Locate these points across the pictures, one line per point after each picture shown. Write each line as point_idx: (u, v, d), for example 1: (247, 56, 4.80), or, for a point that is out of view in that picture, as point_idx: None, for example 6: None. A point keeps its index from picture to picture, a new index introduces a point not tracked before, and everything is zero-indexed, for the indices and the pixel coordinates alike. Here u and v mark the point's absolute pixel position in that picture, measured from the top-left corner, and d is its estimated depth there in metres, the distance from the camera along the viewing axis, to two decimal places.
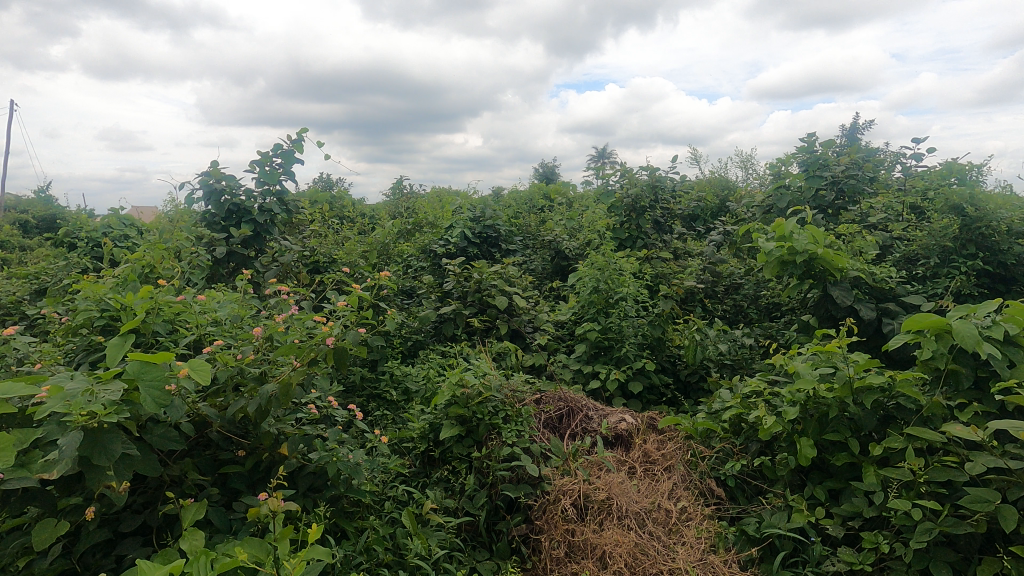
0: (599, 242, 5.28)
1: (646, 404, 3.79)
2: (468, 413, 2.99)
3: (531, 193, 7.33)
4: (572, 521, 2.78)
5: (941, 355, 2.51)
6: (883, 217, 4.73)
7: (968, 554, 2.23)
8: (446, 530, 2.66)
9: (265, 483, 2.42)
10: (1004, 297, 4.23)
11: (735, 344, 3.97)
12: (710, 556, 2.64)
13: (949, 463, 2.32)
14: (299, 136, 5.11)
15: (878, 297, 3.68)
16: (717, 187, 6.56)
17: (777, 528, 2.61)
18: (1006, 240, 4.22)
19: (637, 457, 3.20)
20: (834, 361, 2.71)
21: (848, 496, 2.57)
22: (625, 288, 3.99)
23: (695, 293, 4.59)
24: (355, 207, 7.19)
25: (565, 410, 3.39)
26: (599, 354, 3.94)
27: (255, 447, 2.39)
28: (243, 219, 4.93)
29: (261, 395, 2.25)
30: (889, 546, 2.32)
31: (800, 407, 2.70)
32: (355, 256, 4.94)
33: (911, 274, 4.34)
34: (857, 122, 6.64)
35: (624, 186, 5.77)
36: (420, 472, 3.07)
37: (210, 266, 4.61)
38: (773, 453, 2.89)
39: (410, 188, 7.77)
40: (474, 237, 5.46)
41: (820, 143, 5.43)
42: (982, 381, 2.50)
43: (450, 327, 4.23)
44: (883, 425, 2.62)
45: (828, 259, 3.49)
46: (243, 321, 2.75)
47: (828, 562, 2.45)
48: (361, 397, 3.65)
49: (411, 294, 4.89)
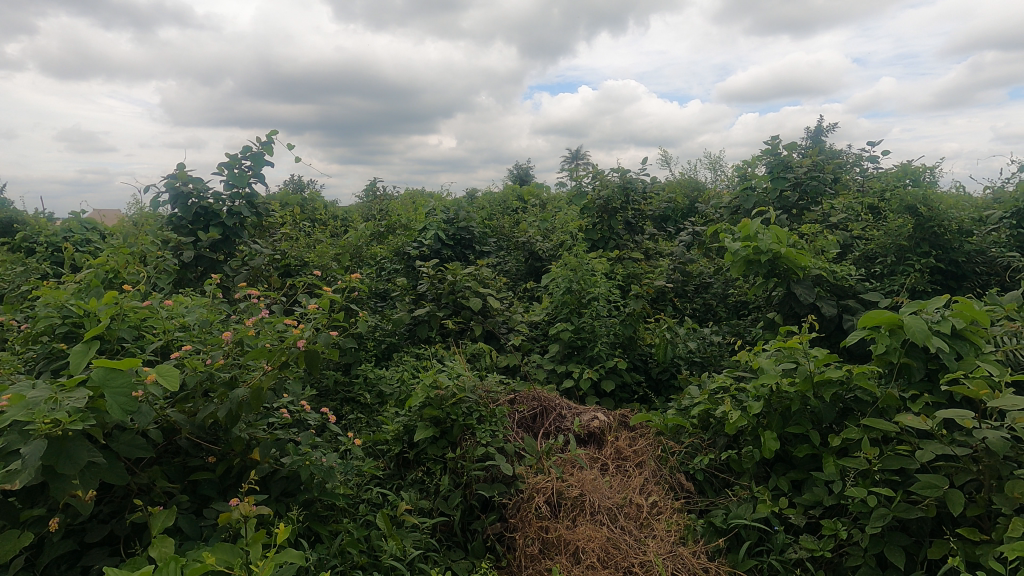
0: (572, 243, 5.35)
1: (618, 401, 3.86)
2: (442, 414, 3.01)
3: (504, 194, 7.37)
4: (546, 518, 2.83)
5: (894, 349, 2.62)
6: (843, 217, 4.90)
7: (920, 538, 2.37)
8: (421, 531, 2.68)
9: (236, 489, 2.39)
10: (955, 293, 4.43)
11: (704, 342, 4.07)
12: (679, 548, 2.71)
13: (902, 451, 2.43)
14: (269, 137, 5.03)
15: (838, 294, 3.81)
16: (687, 188, 6.71)
17: (742, 519, 2.71)
18: (956, 238, 4.46)
19: (609, 454, 3.29)
20: (796, 357, 2.80)
21: (810, 486, 2.67)
22: (597, 288, 4.06)
23: (665, 293, 4.71)
24: (327, 209, 7.13)
25: (538, 409, 3.44)
26: (572, 354, 4.00)
27: (226, 453, 2.37)
28: (212, 222, 4.83)
29: (231, 399, 2.24)
30: (846, 532, 2.42)
31: (764, 401, 2.79)
32: (327, 259, 4.91)
33: (870, 272, 4.51)
34: (820, 125, 6.87)
35: (596, 188, 5.86)
36: (395, 474, 3.07)
37: (178, 270, 4.52)
38: (739, 447, 2.98)
39: (383, 189, 7.72)
40: (447, 239, 5.48)
41: (784, 145, 5.60)
42: (932, 372, 2.62)
43: (425, 329, 4.23)
44: (842, 416, 2.72)
45: (791, 258, 3.60)
46: (212, 327, 2.71)
47: (790, 550, 2.54)
48: (335, 401, 3.66)
49: (385, 297, 4.88)
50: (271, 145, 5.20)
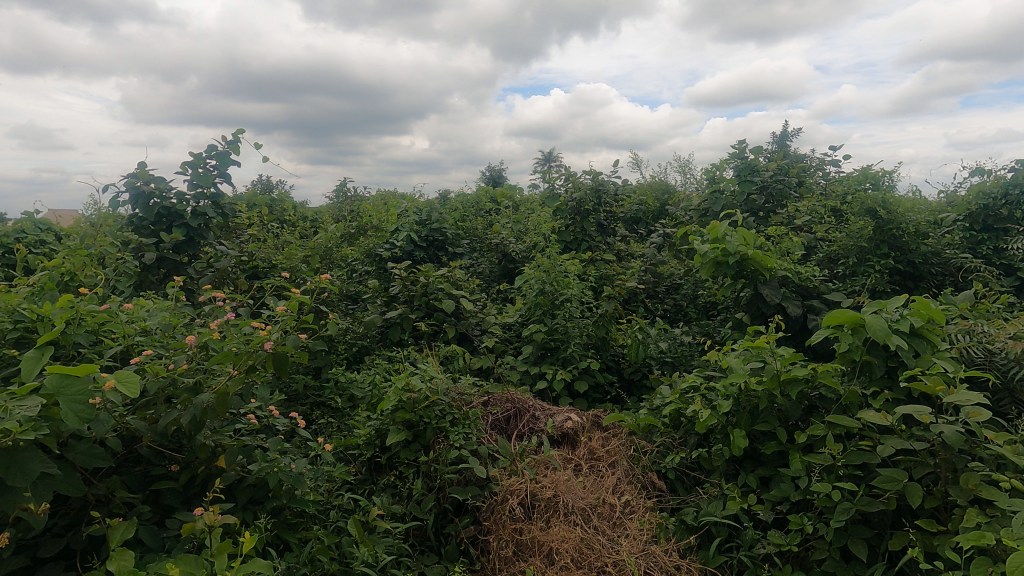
0: (545, 244, 5.36)
1: (591, 402, 3.89)
2: (415, 417, 2.98)
3: (477, 196, 7.35)
4: (520, 520, 2.82)
5: (857, 348, 2.70)
6: (807, 219, 5.04)
7: (881, 530, 2.45)
8: (394, 536, 2.64)
9: (200, 498, 2.32)
10: (913, 293, 4.60)
11: (675, 342, 4.12)
12: (652, 546, 2.74)
13: (864, 447, 2.51)
14: (235, 136, 4.90)
15: (803, 295, 3.91)
16: (658, 191, 6.82)
17: (713, 516, 2.75)
18: (913, 240, 4.63)
19: (582, 454, 3.31)
20: (764, 356, 2.86)
21: (777, 482, 2.73)
22: (570, 289, 4.07)
23: (637, 293, 4.77)
24: (297, 210, 7.01)
25: (512, 411, 3.43)
26: (545, 355, 4.01)
27: (190, 461, 2.29)
28: (175, 223, 4.68)
29: (195, 405, 2.17)
30: (812, 527, 2.48)
31: (733, 400, 2.84)
32: (296, 260, 4.80)
33: (833, 273, 4.64)
34: (785, 130, 7.06)
35: (569, 190, 5.90)
36: (367, 479, 3.03)
37: (138, 273, 4.37)
38: (710, 445, 3.03)
39: (354, 189, 7.62)
40: (420, 241, 5.45)
41: (750, 149, 5.74)
42: (892, 369, 2.71)
43: (397, 332, 4.18)
44: (808, 413, 2.80)
45: (758, 260, 3.69)
46: (175, 331, 2.62)
47: (759, 545, 2.60)
48: (304, 406, 3.59)
49: (356, 299, 4.82)
50: (238, 144, 5.07)
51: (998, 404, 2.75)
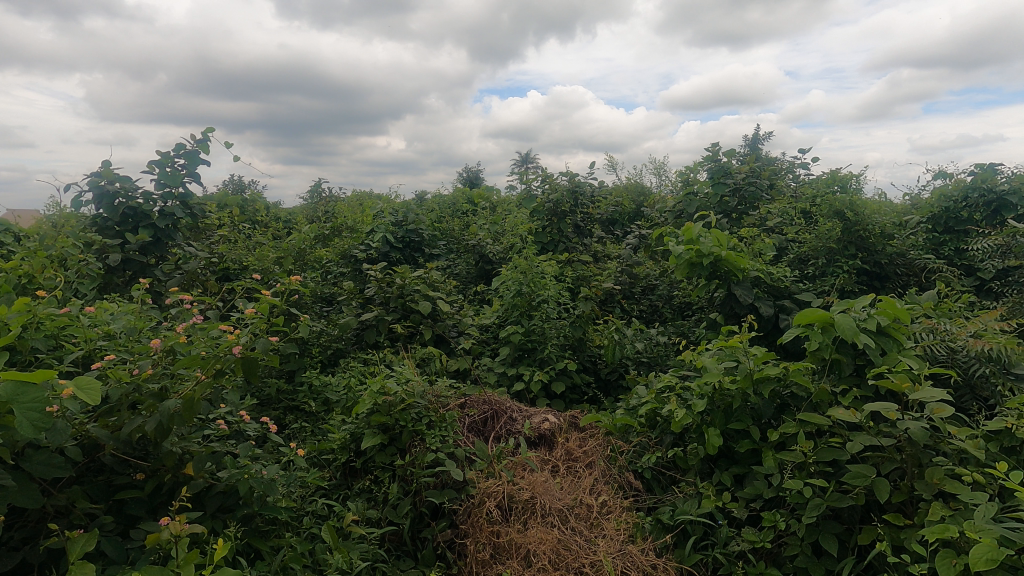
0: (522, 246, 5.36)
1: (568, 403, 3.90)
2: (390, 420, 2.94)
3: (454, 197, 7.32)
4: (497, 522, 2.81)
5: (826, 346, 2.76)
6: (778, 221, 5.13)
7: (851, 525, 2.50)
8: (369, 542, 2.60)
9: (167, 507, 2.25)
10: (879, 293, 4.72)
11: (651, 342, 4.16)
12: (629, 546, 2.75)
13: (834, 443, 2.56)
14: (205, 135, 4.78)
15: (775, 295, 3.98)
16: (633, 193, 6.88)
17: (688, 515, 2.78)
18: (879, 241, 4.76)
19: (559, 455, 3.30)
20: (737, 355, 2.90)
21: (751, 480, 2.77)
22: (547, 291, 4.07)
23: (613, 294, 4.80)
24: (270, 211, 6.87)
25: (489, 412, 3.42)
26: (523, 356, 4.00)
27: (156, 469, 2.22)
28: (141, 223, 4.53)
29: (161, 411, 2.10)
30: (785, 523, 2.53)
31: (707, 399, 2.88)
32: (268, 262, 4.70)
33: (804, 273, 4.74)
34: (757, 133, 7.20)
35: (546, 192, 5.91)
36: (342, 484, 2.99)
37: (102, 275, 4.23)
38: (685, 444, 3.07)
39: (329, 190, 7.51)
40: (396, 242, 5.40)
41: (723, 152, 5.83)
42: (860, 367, 2.77)
43: (373, 334, 4.13)
44: (780, 411, 2.84)
45: (731, 260, 3.74)
46: (140, 335, 2.53)
47: (733, 543, 2.63)
48: (277, 410, 3.52)
49: (331, 301, 4.75)
50: (207, 142, 4.95)
51: (960, 400, 2.84)
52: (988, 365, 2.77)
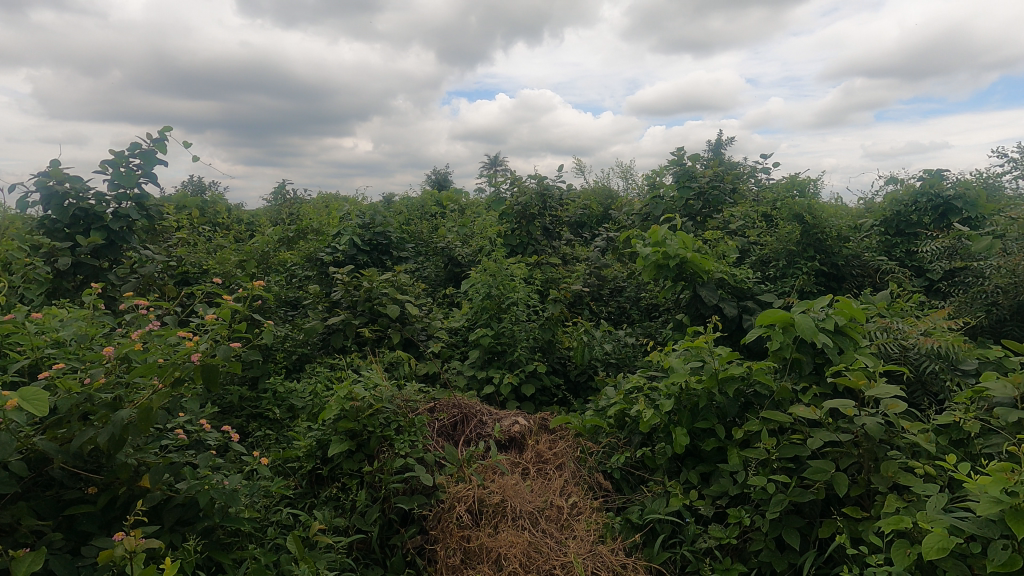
0: (491, 248, 5.35)
1: (538, 405, 3.91)
2: (358, 426, 2.90)
3: (422, 199, 7.26)
4: (467, 527, 2.78)
5: (787, 346, 2.84)
6: (741, 224, 5.26)
7: (812, 519, 2.57)
8: (336, 551, 2.54)
9: (121, 522, 2.16)
10: (836, 293, 4.89)
11: (619, 344, 4.21)
12: (599, 547, 2.76)
13: (796, 440, 2.63)
14: (162, 134, 4.61)
15: (738, 296, 4.07)
16: (601, 197, 6.96)
17: (657, 514, 2.82)
18: (836, 244, 4.93)
19: (529, 458, 3.30)
20: (702, 356, 2.95)
21: (717, 477, 2.82)
22: (516, 293, 4.07)
23: (582, 296, 4.84)
24: (231, 213, 6.69)
25: (458, 416, 3.39)
26: (492, 359, 3.99)
27: (109, 482, 2.13)
28: (93, 225, 4.34)
29: (114, 422, 2.01)
30: (750, 519, 2.59)
31: (674, 398, 2.93)
32: (230, 265, 4.56)
33: (765, 275, 4.87)
34: (720, 138, 7.38)
35: (515, 194, 5.92)
36: (308, 492, 2.92)
37: (51, 280, 4.03)
38: (653, 444, 3.11)
39: (294, 192, 7.36)
40: (363, 245, 5.32)
41: (688, 156, 5.96)
42: (819, 366, 2.86)
43: (339, 338, 4.05)
44: (744, 410, 2.91)
45: (696, 262, 3.82)
46: (92, 342, 2.42)
47: (700, 540, 2.68)
48: (239, 418, 3.42)
49: (296, 305, 4.65)
50: (164, 142, 4.77)
51: (911, 395, 2.97)
52: (937, 362, 2.90)
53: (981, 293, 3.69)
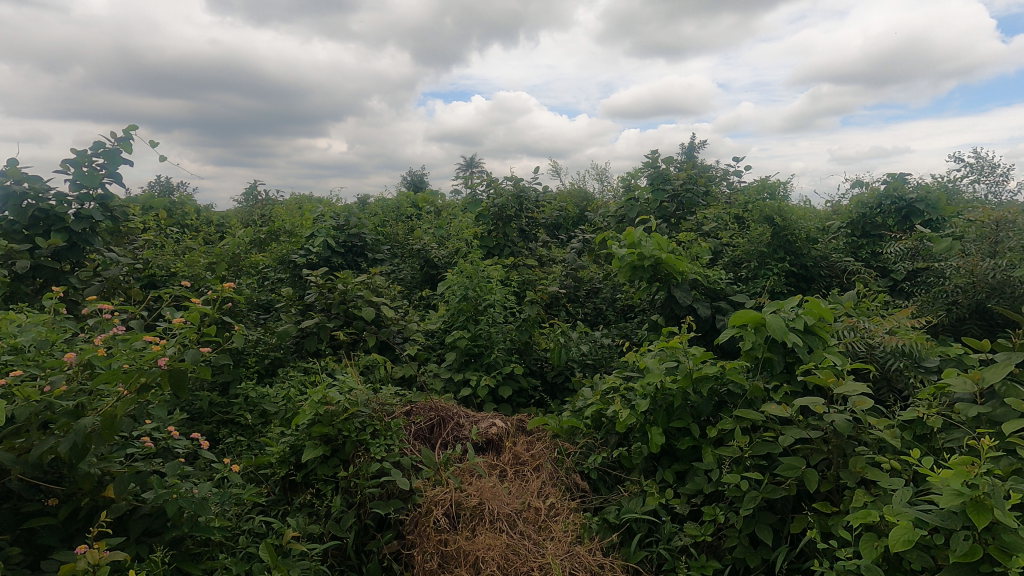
0: (467, 250, 5.33)
1: (516, 407, 3.90)
2: (333, 431, 2.85)
3: (398, 201, 7.20)
4: (445, 531, 2.76)
5: (759, 345, 2.89)
6: (714, 226, 5.35)
7: (784, 515, 2.63)
8: (310, 558, 2.49)
9: (84, 534, 2.09)
10: (805, 294, 5.01)
11: (595, 345, 4.24)
12: (577, 547, 2.77)
13: (768, 437, 2.68)
14: (126, 132, 4.47)
15: (711, 296, 4.14)
16: (577, 199, 7.00)
17: (633, 513, 2.84)
18: (805, 245, 5.05)
19: (507, 459, 3.29)
20: (677, 356, 2.99)
21: (692, 476, 2.86)
22: (493, 295, 4.06)
23: (558, 298, 4.86)
24: (200, 214, 6.52)
25: (435, 419, 3.37)
26: (469, 361, 3.97)
27: (71, 493, 2.06)
28: (54, 226, 4.17)
29: (76, 430, 1.94)
30: (724, 516, 2.63)
31: (650, 398, 2.96)
32: (199, 268, 4.45)
33: (738, 276, 4.97)
34: (693, 141, 7.50)
35: (491, 196, 5.90)
36: (281, 499, 2.86)
37: (9, 283, 3.86)
38: (629, 444, 3.14)
39: (266, 193, 7.22)
40: (337, 246, 5.24)
41: (662, 159, 6.03)
42: (789, 364, 2.92)
43: (313, 342, 3.99)
44: (717, 409, 2.96)
45: (670, 263, 3.86)
46: (53, 348, 2.33)
47: (676, 538, 2.71)
48: (210, 424, 3.34)
49: (269, 308, 4.56)
50: (129, 140, 4.62)
51: (878, 392, 3.05)
52: (901, 359, 2.99)
53: (942, 293, 3.82)
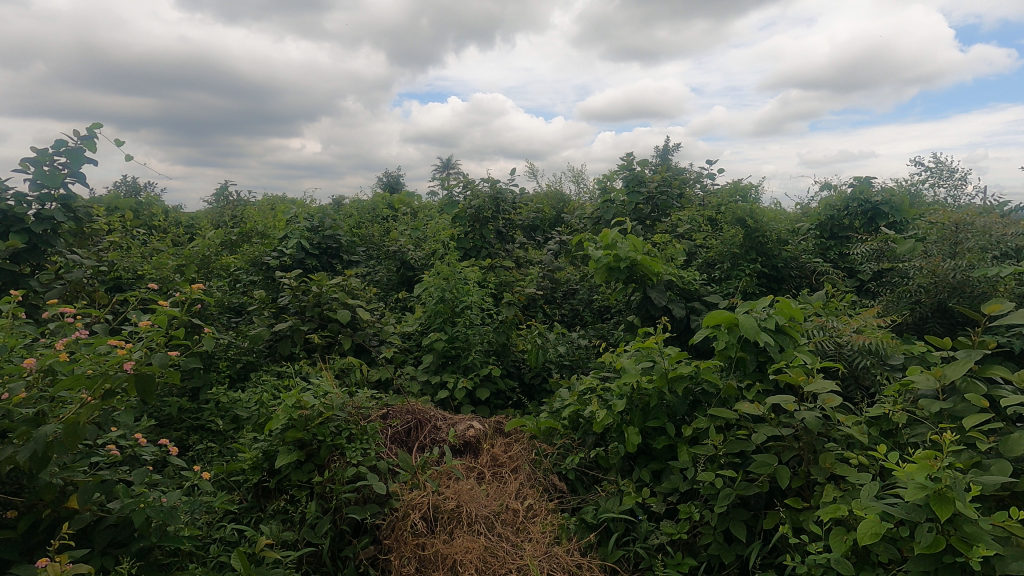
0: (444, 252, 5.31)
1: (493, 409, 3.90)
2: (307, 436, 2.80)
3: (373, 202, 7.13)
4: (422, 535, 2.73)
5: (732, 345, 2.94)
6: (688, 228, 5.43)
7: (757, 511, 2.68)
8: (284, 566, 2.45)
9: (46, 547, 2.01)
10: (776, 294, 5.13)
11: (572, 346, 4.26)
12: (555, 548, 2.77)
13: (741, 435, 2.73)
14: (90, 131, 4.33)
15: (686, 297, 4.20)
16: (553, 200, 7.03)
17: (610, 513, 2.87)
18: (776, 247, 5.16)
19: (484, 462, 3.28)
20: (653, 356, 3.02)
21: (668, 475, 2.89)
22: (470, 296, 4.05)
23: (535, 299, 4.88)
24: (169, 215, 6.36)
25: (412, 422, 3.34)
26: (446, 364, 3.95)
27: (32, 505, 1.98)
28: (12, 228, 4.01)
29: (36, 439, 1.87)
30: (699, 514, 2.66)
31: (626, 399, 2.98)
32: (167, 270, 4.33)
33: (711, 277, 5.05)
34: (667, 144, 7.60)
35: (468, 198, 5.89)
36: (254, 506, 2.81)
37: None
38: (606, 444, 3.16)
39: (237, 193, 7.07)
40: (311, 248, 5.17)
41: (637, 162, 6.10)
42: (762, 363, 2.98)
43: (287, 345, 3.92)
44: (692, 408, 3.00)
45: (646, 265, 3.91)
46: (11, 353, 2.24)
47: (652, 536, 2.74)
48: (179, 431, 3.25)
49: (240, 311, 4.47)
50: (93, 139, 4.48)
51: (846, 390, 3.14)
52: (868, 358, 3.08)
53: (906, 292, 3.95)
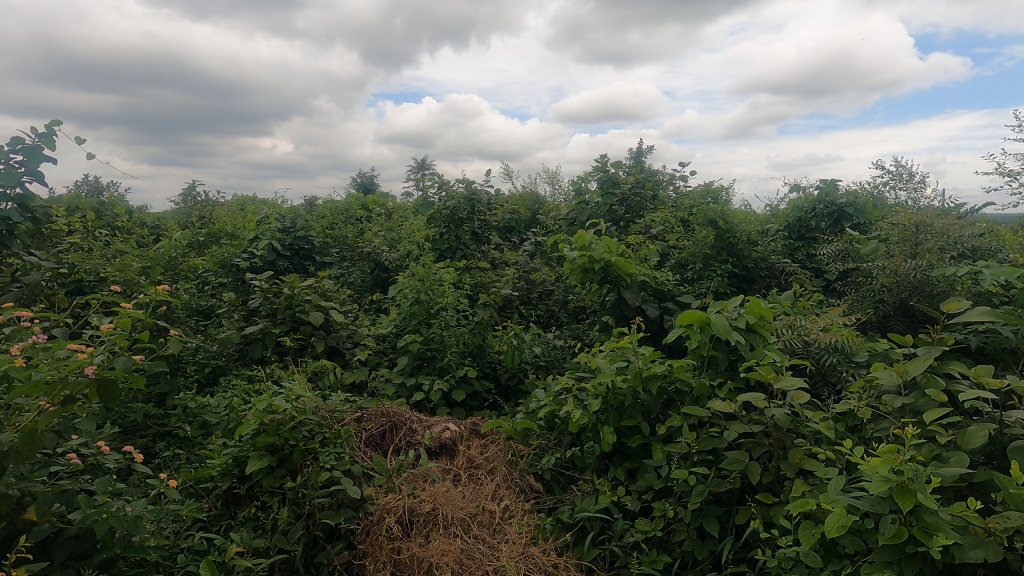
0: (419, 253, 5.27)
1: (469, 410, 3.88)
2: (279, 440, 2.75)
3: (347, 203, 7.04)
4: (398, 538, 2.71)
5: (704, 344, 2.99)
6: (661, 229, 5.51)
7: (729, 507, 2.73)
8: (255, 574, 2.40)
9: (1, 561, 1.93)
10: (747, 294, 5.23)
11: (548, 347, 4.27)
12: (531, 548, 2.78)
13: (713, 433, 2.78)
14: (49, 127, 4.17)
15: (660, 297, 4.25)
16: (529, 201, 7.05)
17: (586, 512, 2.88)
18: (746, 247, 5.27)
19: (460, 463, 3.27)
20: (627, 355, 3.06)
21: (642, 473, 2.93)
22: (445, 298, 4.03)
23: (511, 301, 4.88)
24: (134, 216, 6.17)
25: (387, 425, 3.30)
26: (421, 366, 3.93)
27: None
28: None
29: None
30: (673, 511, 2.70)
31: (601, 398, 3.01)
32: (132, 272, 4.20)
33: (684, 277, 5.13)
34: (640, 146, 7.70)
35: (443, 199, 5.86)
36: (224, 513, 2.74)
37: None
38: (582, 443, 3.18)
39: (206, 193, 6.91)
40: (283, 250, 5.07)
41: (611, 163, 6.16)
42: (733, 362, 3.04)
43: (258, 348, 3.84)
44: (666, 406, 3.04)
45: (620, 265, 3.94)
46: None
47: (628, 534, 2.76)
48: (145, 438, 3.16)
49: (209, 314, 4.36)
50: (51, 136, 4.32)
51: (814, 386, 3.22)
52: (834, 355, 3.16)
53: (870, 292, 4.08)
